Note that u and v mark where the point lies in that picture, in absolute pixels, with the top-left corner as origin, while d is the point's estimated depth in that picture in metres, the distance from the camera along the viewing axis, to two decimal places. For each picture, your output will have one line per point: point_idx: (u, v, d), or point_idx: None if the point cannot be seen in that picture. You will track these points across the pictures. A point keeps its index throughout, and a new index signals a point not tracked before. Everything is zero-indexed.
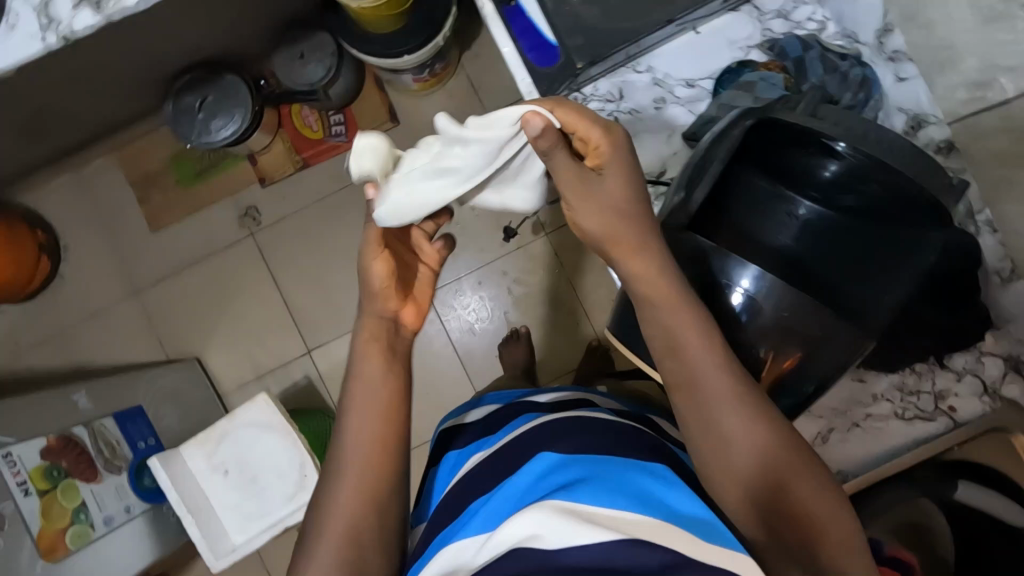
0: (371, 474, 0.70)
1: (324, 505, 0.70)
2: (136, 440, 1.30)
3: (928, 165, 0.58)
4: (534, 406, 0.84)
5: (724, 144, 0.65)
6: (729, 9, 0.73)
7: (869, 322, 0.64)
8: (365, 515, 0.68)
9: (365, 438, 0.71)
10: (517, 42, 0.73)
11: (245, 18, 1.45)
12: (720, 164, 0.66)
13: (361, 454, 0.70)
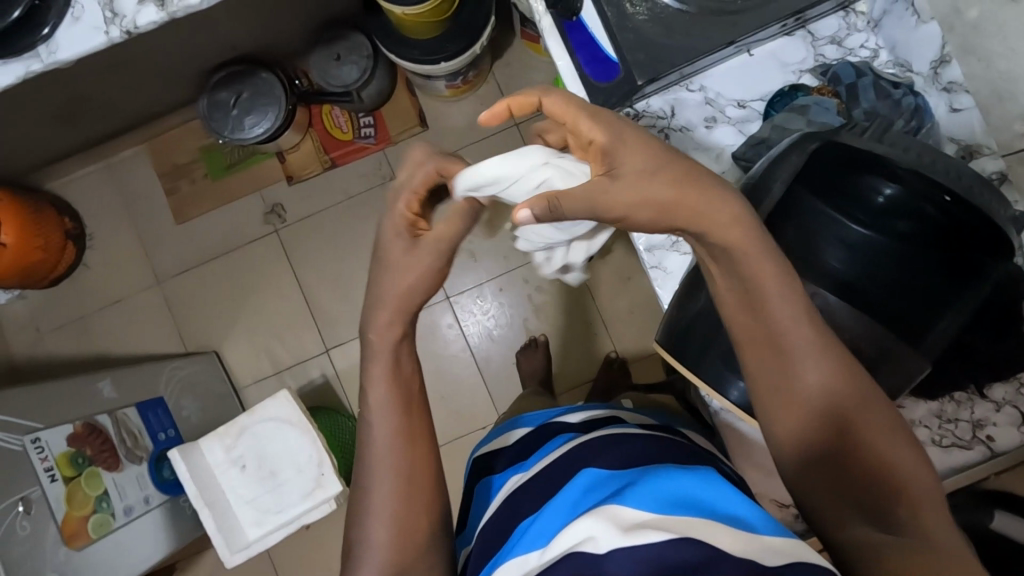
0: (408, 471, 0.66)
1: (364, 509, 0.66)
2: (156, 431, 1.31)
3: (989, 191, 0.60)
4: (569, 426, 0.84)
5: (789, 164, 0.67)
6: (786, 32, 0.74)
7: (916, 348, 0.65)
8: (410, 516, 0.65)
9: (394, 432, 0.66)
10: (575, 55, 0.71)
11: (283, 18, 1.48)
12: (783, 185, 0.67)
13: (394, 453, 0.66)
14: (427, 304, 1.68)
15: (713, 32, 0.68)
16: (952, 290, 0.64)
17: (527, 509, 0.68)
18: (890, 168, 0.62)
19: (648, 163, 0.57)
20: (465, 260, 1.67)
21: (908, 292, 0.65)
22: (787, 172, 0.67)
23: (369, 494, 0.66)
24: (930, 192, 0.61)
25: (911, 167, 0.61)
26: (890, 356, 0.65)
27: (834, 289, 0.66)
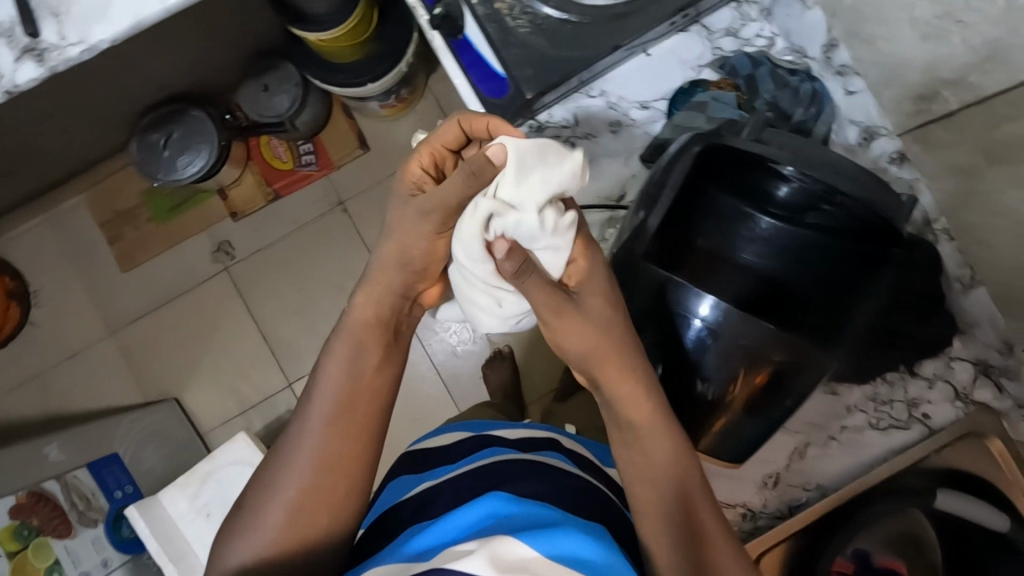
0: (322, 467, 0.68)
1: (272, 478, 0.68)
2: (112, 491, 1.28)
3: (877, 184, 0.58)
4: (498, 439, 0.83)
5: (679, 168, 0.67)
6: (679, 29, 0.73)
7: (827, 339, 0.63)
8: (305, 512, 0.67)
9: (339, 411, 0.69)
10: (468, 74, 0.68)
11: (208, 54, 1.44)
12: (674, 191, 0.67)
13: (326, 434, 0.68)
14: None
15: (602, 38, 0.65)
16: (855, 282, 0.64)
17: (426, 516, 0.68)
18: (781, 168, 0.60)
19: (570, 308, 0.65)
20: None
21: (821, 286, 0.64)
22: (676, 178, 0.67)
23: (281, 466, 0.69)
24: (827, 192, 0.59)
25: (797, 166, 0.59)
26: (804, 358, 0.64)
27: (747, 285, 0.65)
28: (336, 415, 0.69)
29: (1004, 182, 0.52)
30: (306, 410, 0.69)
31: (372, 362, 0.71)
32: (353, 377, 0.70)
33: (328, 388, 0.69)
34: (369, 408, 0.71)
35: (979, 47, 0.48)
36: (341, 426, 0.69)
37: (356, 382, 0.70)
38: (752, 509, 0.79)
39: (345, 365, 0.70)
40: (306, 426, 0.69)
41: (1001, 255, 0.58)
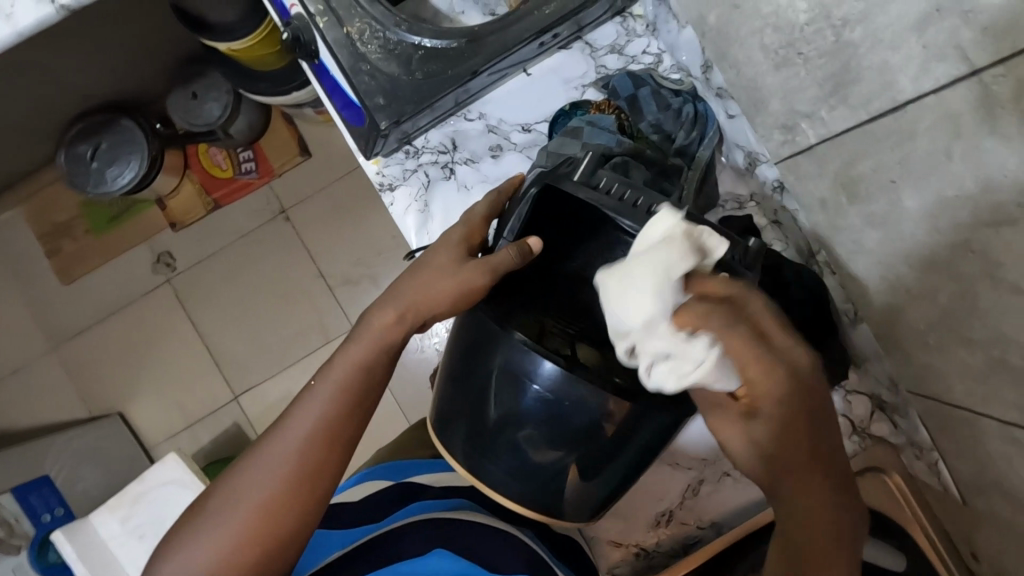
0: (278, 506, 0.59)
1: (217, 507, 0.60)
2: (40, 513, 1.26)
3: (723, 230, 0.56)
4: (425, 490, 0.74)
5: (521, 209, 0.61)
6: (560, 47, 0.69)
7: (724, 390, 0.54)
8: (244, 558, 0.58)
9: (325, 428, 0.60)
10: (331, 99, 0.66)
11: (131, 60, 1.39)
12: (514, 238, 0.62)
13: (303, 448, 0.60)
14: (335, 336, 1.59)
15: (459, 64, 0.61)
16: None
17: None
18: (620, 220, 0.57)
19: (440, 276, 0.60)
20: (367, 288, 1.59)
21: None
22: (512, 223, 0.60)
23: (228, 497, 0.59)
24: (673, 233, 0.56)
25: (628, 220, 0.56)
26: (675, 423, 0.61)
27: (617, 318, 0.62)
28: (315, 451, 0.60)
29: (865, 219, 0.49)
30: (294, 419, 0.60)
31: (374, 376, 0.61)
32: (344, 412, 0.61)
33: (311, 416, 0.60)
34: (351, 431, 0.61)
35: (823, 80, 0.45)
36: (317, 445, 0.60)
37: (343, 418, 0.60)
38: (646, 550, 0.73)
39: (355, 376, 0.61)
40: (273, 455, 0.60)
41: (874, 293, 0.54)
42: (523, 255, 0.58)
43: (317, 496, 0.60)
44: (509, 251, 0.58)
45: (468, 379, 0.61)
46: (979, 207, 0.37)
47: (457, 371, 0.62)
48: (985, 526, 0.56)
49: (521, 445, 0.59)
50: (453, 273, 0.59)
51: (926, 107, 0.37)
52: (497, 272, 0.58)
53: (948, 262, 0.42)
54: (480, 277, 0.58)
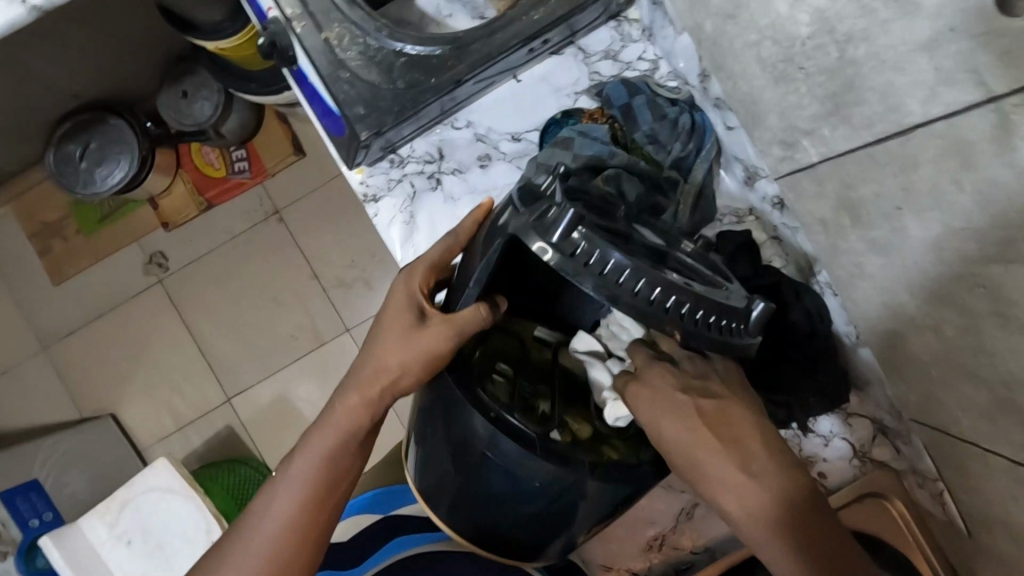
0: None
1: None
2: (28, 517, 1.25)
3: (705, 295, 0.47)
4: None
5: (485, 259, 0.50)
6: (551, 52, 0.66)
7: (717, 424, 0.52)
8: None
9: (297, 517, 0.56)
10: (311, 107, 0.63)
11: (121, 58, 1.38)
12: (480, 286, 0.53)
13: (276, 538, 0.55)
14: (328, 339, 1.57)
15: (440, 72, 0.58)
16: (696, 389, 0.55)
17: None
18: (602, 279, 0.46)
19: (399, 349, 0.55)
20: (361, 290, 1.57)
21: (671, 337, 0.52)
22: (478, 274, 0.51)
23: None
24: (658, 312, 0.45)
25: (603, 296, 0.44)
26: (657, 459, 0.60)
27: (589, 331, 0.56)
28: (286, 550, 0.55)
29: (866, 244, 0.46)
30: (264, 508, 0.57)
31: (346, 453, 0.57)
32: (314, 504, 0.56)
33: (277, 515, 0.56)
34: (327, 514, 0.57)
35: (823, 98, 0.41)
36: (287, 534, 0.55)
37: (313, 510, 0.56)
38: (635, 574, 0.71)
39: (324, 457, 0.57)
40: (242, 559, 0.56)
41: (873, 318, 0.52)
42: (482, 320, 0.54)
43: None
44: (470, 313, 0.54)
45: (448, 428, 0.59)
46: (986, 240, 0.34)
47: (434, 414, 0.60)
48: (991, 563, 0.53)
49: (501, 490, 0.59)
50: (408, 342, 0.55)
51: (935, 133, 0.34)
52: (461, 335, 0.54)
53: (953, 295, 0.39)
54: (441, 341, 0.54)
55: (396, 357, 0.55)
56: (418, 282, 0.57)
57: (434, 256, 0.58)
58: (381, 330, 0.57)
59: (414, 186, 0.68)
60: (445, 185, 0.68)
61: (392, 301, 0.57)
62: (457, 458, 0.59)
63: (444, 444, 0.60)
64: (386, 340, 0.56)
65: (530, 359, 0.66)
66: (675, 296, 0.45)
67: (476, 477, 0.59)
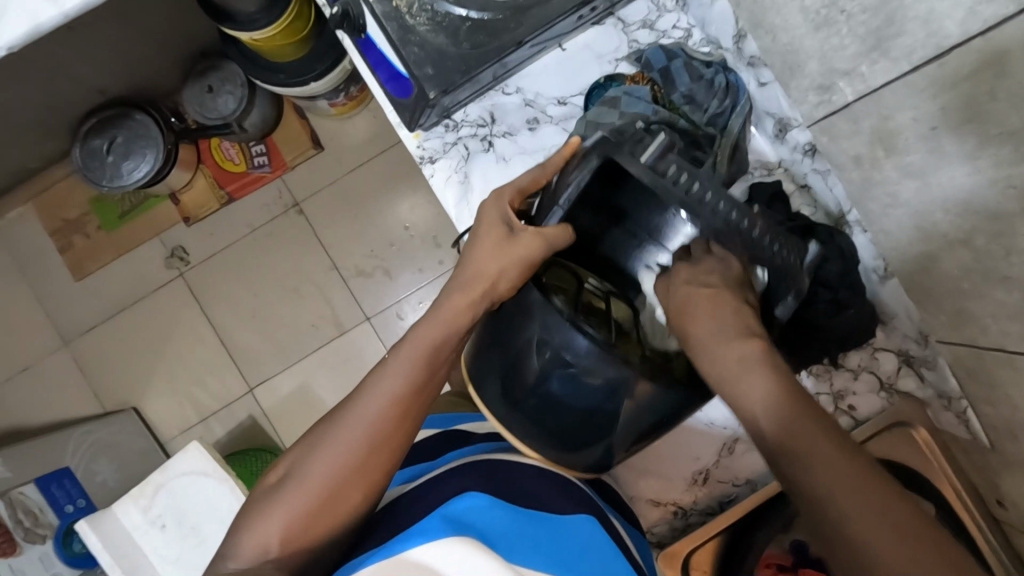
0: (348, 481, 0.60)
1: (290, 480, 0.60)
2: (63, 504, 1.26)
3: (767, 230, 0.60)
4: (471, 437, 0.76)
5: (580, 179, 0.63)
6: (593, 22, 0.73)
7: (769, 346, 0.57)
8: (319, 520, 0.59)
9: (398, 402, 0.61)
10: (375, 73, 0.69)
11: (145, 53, 1.39)
12: (567, 206, 0.65)
13: (378, 419, 0.61)
14: (349, 329, 1.57)
15: (501, 36, 0.64)
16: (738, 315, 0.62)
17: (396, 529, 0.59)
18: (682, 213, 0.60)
19: (494, 261, 0.62)
20: (380, 279, 1.56)
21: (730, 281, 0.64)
22: (569, 190, 0.64)
23: (302, 470, 0.60)
24: (732, 230, 0.59)
25: (687, 210, 0.59)
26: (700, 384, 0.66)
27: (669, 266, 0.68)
28: (386, 427, 0.61)
29: (900, 172, 0.52)
30: (368, 392, 0.61)
31: (444, 351, 0.63)
32: (415, 390, 0.62)
33: (384, 394, 0.61)
34: (421, 404, 0.63)
35: (865, 37, 0.48)
36: (388, 417, 0.61)
37: (414, 397, 0.62)
38: (683, 507, 0.79)
39: (427, 351, 0.62)
40: (348, 429, 0.60)
41: (906, 245, 0.57)
42: (566, 238, 0.64)
43: (394, 458, 0.62)
44: (560, 231, 0.63)
45: (505, 345, 0.66)
46: (1021, 143, 0.40)
47: (488, 339, 0.68)
48: (1015, 469, 0.59)
49: (560, 397, 0.65)
50: (506, 249, 0.62)
51: (971, 50, 0.40)
52: (548, 248, 0.63)
53: (987, 203, 0.45)
54: (533, 250, 0.62)
55: (493, 264, 0.62)
56: (508, 201, 0.64)
57: (523, 183, 0.65)
58: (476, 239, 0.63)
59: (471, 149, 0.75)
60: (497, 148, 0.75)
61: (486, 214, 0.64)
62: (514, 373, 0.66)
63: (502, 367, 0.67)
64: (483, 249, 0.62)
65: (586, 302, 0.67)
66: (746, 219, 0.59)
67: (534, 389, 0.65)
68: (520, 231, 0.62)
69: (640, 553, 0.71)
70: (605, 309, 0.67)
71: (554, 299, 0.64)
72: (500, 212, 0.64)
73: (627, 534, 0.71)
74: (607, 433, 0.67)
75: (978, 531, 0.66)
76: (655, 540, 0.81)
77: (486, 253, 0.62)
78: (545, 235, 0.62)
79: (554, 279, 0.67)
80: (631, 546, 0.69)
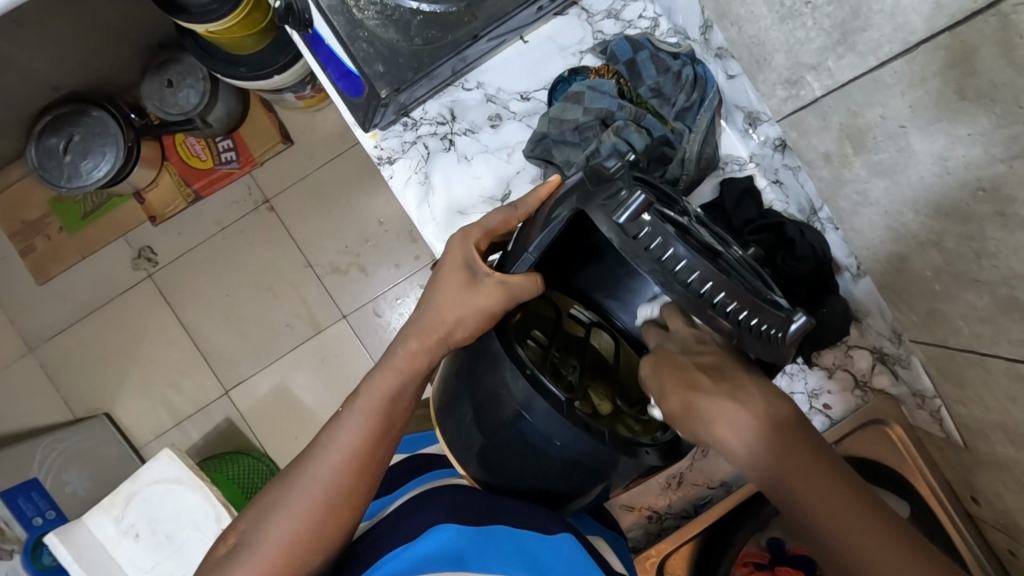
0: (304, 548, 0.58)
1: (244, 547, 0.58)
2: (31, 516, 1.23)
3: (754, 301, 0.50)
4: (438, 457, 0.74)
5: (548, 231, 0.56)
6: (556, 12, 0.71)
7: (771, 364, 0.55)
8: None
9: (355, 462, 0.59)
10: (325, 70, 0.66)
11: (98, 48, 1.33)
12: (538, 254, 0.59)
13: (332, 482, 0.58)
14: (326, 328, 1.53)
15: (456, 29, 0.62)
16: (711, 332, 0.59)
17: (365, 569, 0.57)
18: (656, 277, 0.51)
19: (456, 307, 0.59)
20: (356, 276, 1.52)
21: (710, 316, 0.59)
22: (540, 241, 0.57)
23: (255, 537, 0.58)
24: (703, 303, 0.49)
25: (654, 280, 0.49)
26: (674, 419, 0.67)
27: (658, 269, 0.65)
28: (342, 485, 0.59)
29: (870, 170, 0.50)
30: (323, 455, 0.59)
31: (400, 406, 0.61)
32: (372, 444, 0.60)
33: (340, 450, 0.59)
34: (380, 463, 0.61)
35: (830, 30, 0.46)
36: (344, 482, 0.58)
37: (371, 452, 0.60)
38: (658, 512, 0.78)
39: (383, 405, 0.61)
40: (302, 490, 0.58)
41: (878, 245, 0.56)
42: (532, 289, 0.58)
43: (351, 517, 0.59)
44: (527, 282, 0.58)
45: (472, 376, 0.62)
46: (991, 142, 0.38)
47: (459, 362, 0.64)
48: (988, 471, 0.58)
49: (531, 438, 0.60)
50: (468, 293, 0.59)
51: (938, 45, 0.38)
52: (511, 300, 0.58)
53: (958, 205, 0.43)
54: (494, 301, 0.58)
55: (455, 310, 0.59)
56: (474, 243, 0.61)
57: (491, 224, 0.62)
58: (443, 281, 0.60)
59: (436, 153, 0.73)
60: (462, 149, 0.73)
61: (450, 256, 0.62)
62: (488, 408, 0.61)
63: (471, 400, 0.63)
64: (445, 299, 0.60)
65: (564, 330, 0.67)
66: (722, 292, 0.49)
67: (507, 425, 0.61)
68: (483, 284, 0.58)
69: (621, 559, 0.70)
70: (583, 338, 0.67)
71: (518, 349, 0.61)
72: (464, 254, 0.61)
73: (606, 543, 0.70)
74: (598, 477, 0.62)
75: (943, 513, 0.66)
76: (631, 545, 0.81)
77: (449, 293, 0.60)
78: (502, 284, 0.58)
79: (539, 309, 0.67)
80: (612, 557, 0.68)
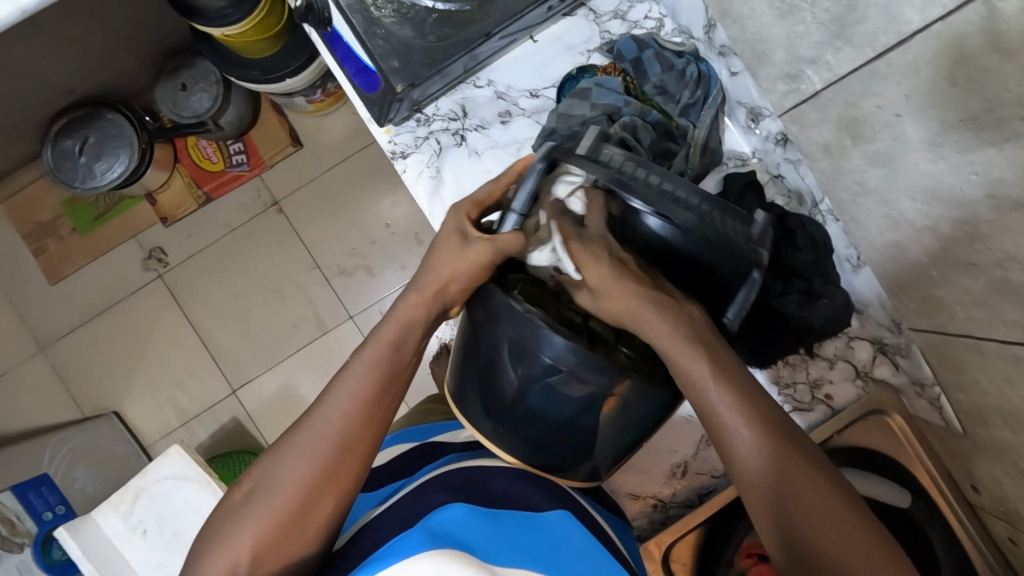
0: (316, 487, 0.59)
1: (257, 492, 0.60)
2: (41, 511, 1.24)
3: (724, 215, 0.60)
4: (446, 446, 0.76)
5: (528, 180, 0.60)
6: (564, 13, 0.74)
7: None
8: (290, 530, 0.58)
9: (363, 404, 0.61)
10: (342, 66, 0.69)
11: (114, 52, 1.36)
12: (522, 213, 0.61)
13: (342, 424, 0.60)
14: (332, 328, 1.55)
15: (469, 27, 0.65)
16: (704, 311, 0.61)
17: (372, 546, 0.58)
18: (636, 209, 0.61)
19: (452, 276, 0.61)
20: (363, 278, 1.54)
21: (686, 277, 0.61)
22: (523, 189, 0.60)
23: (269, 481, 0.59)
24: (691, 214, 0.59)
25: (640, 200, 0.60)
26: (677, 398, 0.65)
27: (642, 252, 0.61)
28: (352, 430, 0.60)
29: (867, 160, 0.52)
30: (332, 398, 0.61)
31: (405, 350, 0.63)
32: (379, 391, 0.62)
33: (349, 395, 0.61)
34: (387, 406, 0.62)
35: (828, 24, 0.48)
36: (354, 423, 0.60)
37: (378, 399, 0.61)
38: (663, 501, 0.80)
39: (387, 353, 0.62)
40: (313, 434, 0.60)
41: (876, 233, 0.58)
42: (518, 246, 0.59)
43: (361, 461, 0.61)
44: (511, 239, 0.59)
45: (480, 356, 0.65)
46: (981, 128, 0.40)
47: (465, 338, 0.67)
48: (986, 455, 0.59)
49: (538, 412, 0.63)
50: (460, 253, 0.61)
51: (931, 36, 0.40)
52: (497, 258, 0.60)
53: (952, 190, 0.45)
54: (481, 256, 0.59)
55: (447, 268, 0.61)
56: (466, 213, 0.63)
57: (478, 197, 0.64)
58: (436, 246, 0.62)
59: (447, 147, 0.75)
60: (473, 143, 0.76)
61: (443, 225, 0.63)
62: (494, 387, 0.64)
63: (474, 375, 0.66)
64: (440, 260, 0.61)
65: (563, 315, 0.63)
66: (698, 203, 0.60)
67: (513, 405, 0.63)
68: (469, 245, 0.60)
69: (626, 546, 0.71)
70: (582, 322, 0.63)
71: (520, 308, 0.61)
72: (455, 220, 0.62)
73: (611, 528, 0.71)
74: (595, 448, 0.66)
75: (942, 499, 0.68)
76: (636, 534, 0.82)
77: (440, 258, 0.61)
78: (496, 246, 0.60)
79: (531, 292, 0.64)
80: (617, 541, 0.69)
